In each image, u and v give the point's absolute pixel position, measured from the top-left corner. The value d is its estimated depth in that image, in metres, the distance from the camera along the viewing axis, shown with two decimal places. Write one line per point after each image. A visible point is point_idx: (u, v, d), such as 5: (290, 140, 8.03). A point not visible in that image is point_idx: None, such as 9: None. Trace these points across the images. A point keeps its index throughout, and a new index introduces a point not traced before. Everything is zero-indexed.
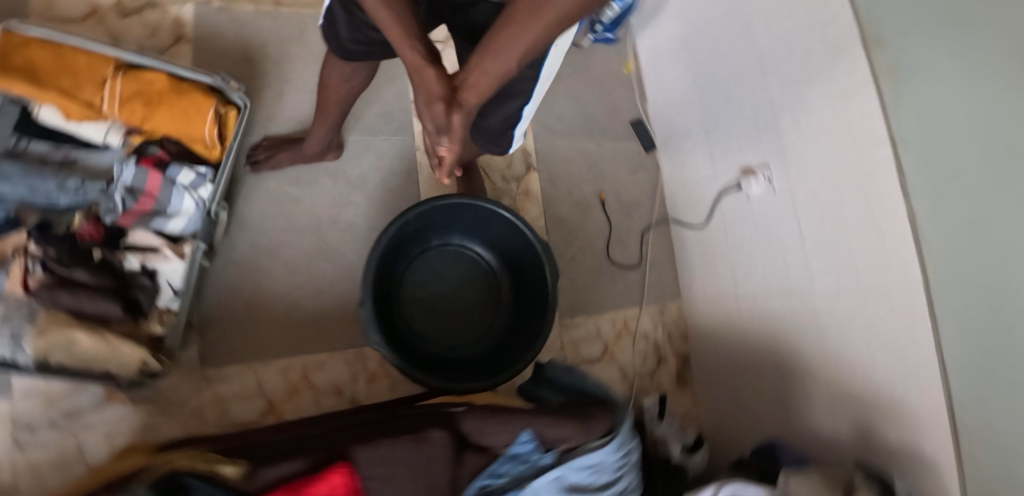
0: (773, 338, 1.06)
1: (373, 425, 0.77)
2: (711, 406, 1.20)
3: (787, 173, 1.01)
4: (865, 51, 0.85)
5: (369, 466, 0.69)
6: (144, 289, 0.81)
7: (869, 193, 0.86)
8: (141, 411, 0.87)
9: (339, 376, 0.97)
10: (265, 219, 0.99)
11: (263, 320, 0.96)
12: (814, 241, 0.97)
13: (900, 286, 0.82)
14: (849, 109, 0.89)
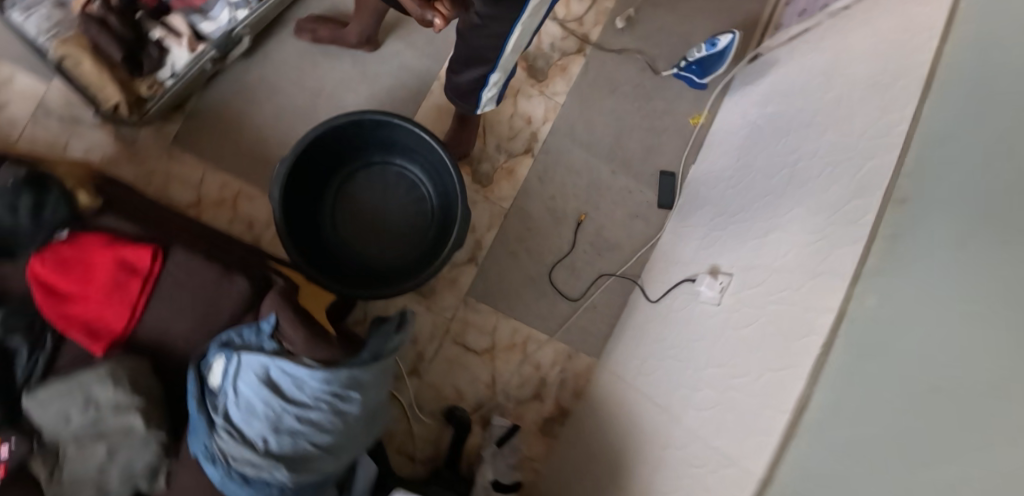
0: (630, 439, 0.96)
1: (216, 249, 0.87)
2: (554, 466, 1.13)
3: (740, 290, 0.88)
4: (882, 203, 0.71)
5: (174, 266, 0.78)
6: (150, 58, 0.93)
7: (783, 350, 0.73)
8: (108, 148, 1.02)
9: (256, 215, 1.06)
10: (282, 61, 1.07)
11: (228, 135, 1.05)
12: (713, 370, 0.84)
13: (750, 462, 0.69)
14: (822, 257, 0.75)
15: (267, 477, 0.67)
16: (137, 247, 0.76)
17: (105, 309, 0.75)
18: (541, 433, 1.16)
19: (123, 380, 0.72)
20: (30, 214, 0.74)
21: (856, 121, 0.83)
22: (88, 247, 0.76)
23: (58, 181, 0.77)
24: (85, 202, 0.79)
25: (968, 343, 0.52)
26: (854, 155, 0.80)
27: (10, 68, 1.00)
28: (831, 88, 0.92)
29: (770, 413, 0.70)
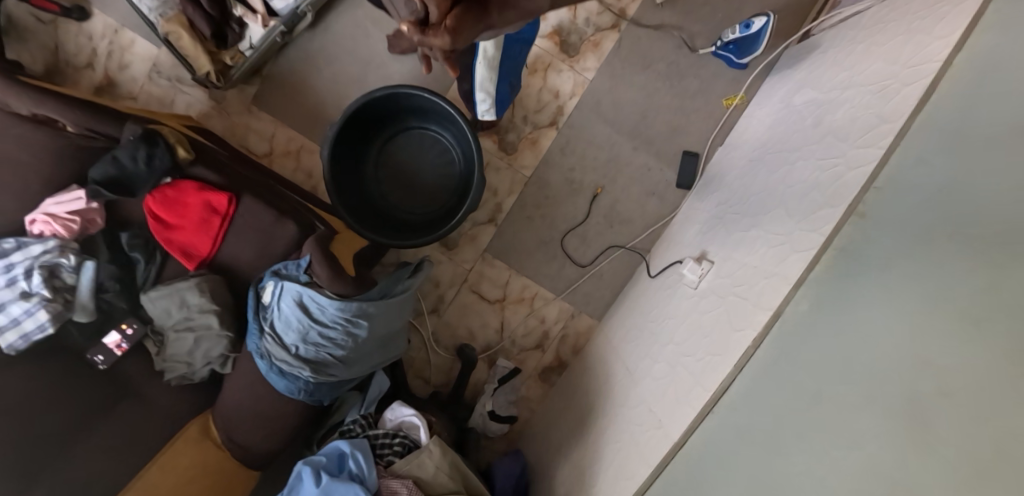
0: (602, 393, 1.09)
1: (277, 193, 1.08)
2: (545, 407, 1.29)
3: (712, 280, 0.94)
4: (843, 216, 0.74)
5: (243, 208, 1.01)
6: (234, 33, 1.13)
7: (725, 340, 0.81)
8: (204, 103, 1.26)
9: (315, 167, 1.27)
10: (342, 33, 1.24)
11: (296, 98, 1.26)
12: (673, 347, 0.93)
13: (671, 427, 0.81)
14: (782, 258, 0.81)
15: (297, 372, 0.89)
16: (217, 192, 0.99)
17: (196, 238, 1.00)
18: (539, 378, 1.32)
19: (206, 290, 0.98)
20: (145, 164, 0.97)
21: (856, 127, 0.83)
22: (184, 190, 1.00)
23: (163, 137, 0.99)
24: (183, 154, 1.01)
25: (858, 363, 0.60)
26: (841, 162, 0.81)
27: (132, 34, 1.25)
28: (849, 86, 0.90)
29: (699, 390, 0.80)
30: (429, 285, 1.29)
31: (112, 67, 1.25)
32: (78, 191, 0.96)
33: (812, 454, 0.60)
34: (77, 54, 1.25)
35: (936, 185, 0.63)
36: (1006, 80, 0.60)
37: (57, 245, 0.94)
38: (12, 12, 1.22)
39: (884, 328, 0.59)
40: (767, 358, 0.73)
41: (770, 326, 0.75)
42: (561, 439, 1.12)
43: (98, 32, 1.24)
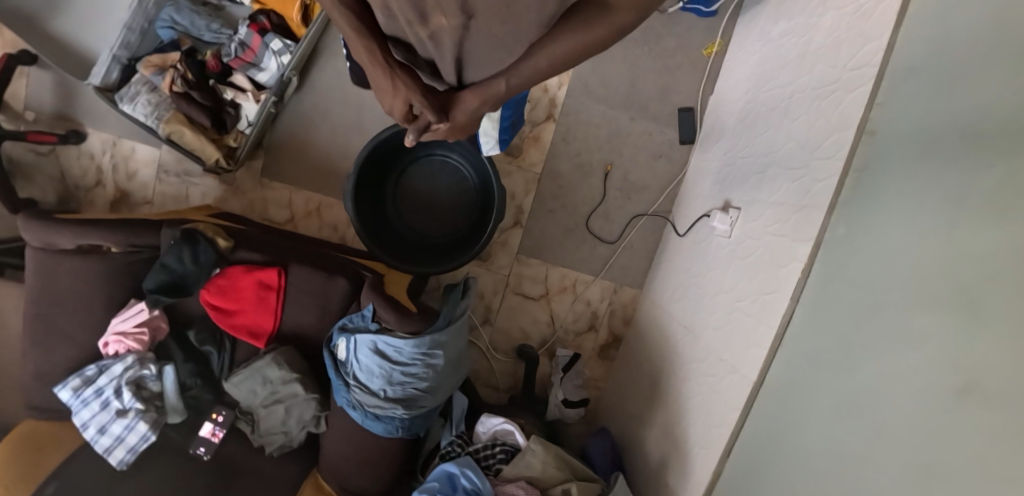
0: (666, 354, 1.15)
1: (319, 252, 1.12)
2: (612, 380, 1.36)
3: (743, 225, 0.99)
4: (855, 136, 0.79)
5: (293, 277, 1.05)
6: (231, 116, 1.18)
7: (773, 276, 0.87)
8: (217, 188, 1.30)
9: (338, 218, 1.32)
10: (328, 86, 1.27)
11: (302, 159, 1.30)
12: (724, 295, 0.99)
13: (747, 368, 0.87)
14: (807, 189, 0.85)
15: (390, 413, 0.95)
16: (266, 269, 1.04)
17: (259, 316, 1.06)
18: (599, 357, 1.38)
19: (283, 362, 1.04)
20: (192, 262, 1.01)
21: (843, 49, 0.86)
22: (235, 275, 1.04)
23: (201, 232, 1.03)
24: (223, 244, 1.06)
25: (902, 268, 0.65)
26: (838, 85, 0.85)
27: (130, 141, 1.27)
28: (825, 10, 0.93)
29: (764, 328, 0.86)
30: (476, 298, 1.34)
31: (120, 179, 1.28)
32: (139, 303, 1.01)
33: (885, 361, 0.64)
34: (84, 176, 1.28)
35: (932, 91, 0.68)
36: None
37: (136, 359, 0.99)
38: (11, 153, 1.25)
39: (914, 232, 0.65)
40: (819, 285, 0.78)
41: (815, 255, 0.80)
42: (640, 405, 1.19)
43: (98, 150, 1.27)
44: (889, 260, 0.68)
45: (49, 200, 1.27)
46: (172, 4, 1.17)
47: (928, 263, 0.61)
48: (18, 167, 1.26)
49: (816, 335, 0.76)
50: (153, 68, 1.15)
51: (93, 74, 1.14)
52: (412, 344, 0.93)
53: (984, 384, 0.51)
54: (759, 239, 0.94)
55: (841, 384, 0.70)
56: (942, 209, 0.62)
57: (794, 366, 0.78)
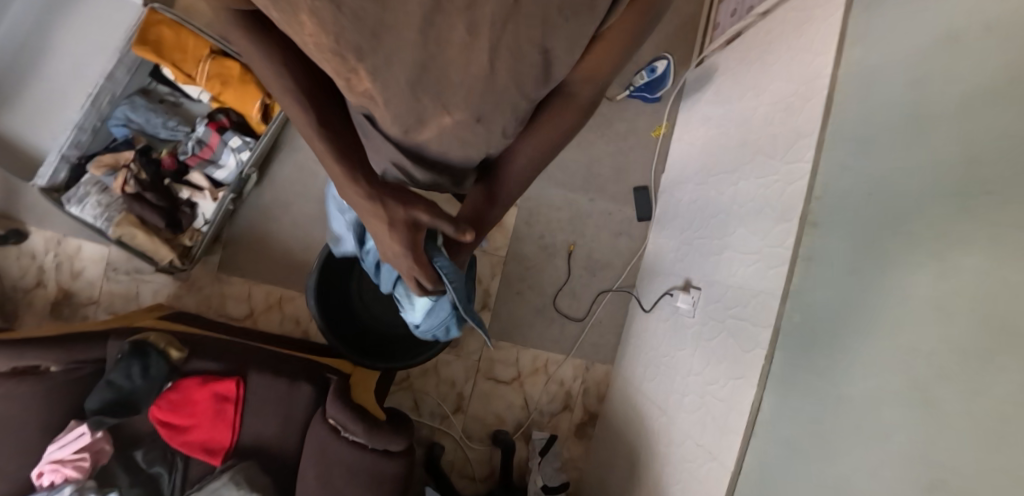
0: (643, 434, 1.14)
1: (277, 354, 1.07)
2: (592, 464, 1.32)
3: (702, 304, 1.04)
4: (799, 228, 0.84)
5: (252, 385, 1.00)
6: (186, 215, 1.18)
7: (738, 363, 0.90)
8: (170, 287, 1.27)
9: (301, 312, 1.28)
10: (291, 180, 1.27)
11: (262, 253, 1.27)
12: (695, 377, 1.00)
13: (722, 453, 0.88)
14: (761, 275, 0.90)
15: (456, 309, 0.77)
16: (223, 380, 0.98)
17: (212, 429, 0.99)
18: (577, 437, 1.35)
19: (241, 481, 0.94)
20: (141, 377, 0.95)
21: (778, 142, 0.94)
22: (189, 388, 0.97)
23: (153, 344, 0.98)
24: (176, 355, 1.00)
25: (877, 361, 0.66)
26: (778, 177, 0.92)
27: (76, 240, 1.27)
28: (759, 105, 1.03)
29: (737, 416, 0.87)
30: (447, 387, 1.31)
31: (64, 278, 1.26)
32: (81, 427, 0.94)
33: (857, 448, 0.66)
34: (24, 277, 1.26)
35: (869, 188, 0.74)
36: (889, 96, 0.74)
37: (73, 490, 0.89)
38: None
39: (895, 317, 0.65)
40: (799, 369, 0.78)
41: (776, 341, 0.83)
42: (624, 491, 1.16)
43: (41, 249, 1.26)
44: (857, 349, 0.70)
45: None
46: (128, 102, 1.19)
47: (940, 345, 0.58)
48: None
49: (791, 422, 0.77)
50: (104, 168, 1.15)
51: (38, 175, 1.14)
52: (393, 451, 0.93)
53: (955, 473, 0.54)
54: (721, 320, 0.97)
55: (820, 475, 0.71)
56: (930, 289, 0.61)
57: (777, 458, 0.78)
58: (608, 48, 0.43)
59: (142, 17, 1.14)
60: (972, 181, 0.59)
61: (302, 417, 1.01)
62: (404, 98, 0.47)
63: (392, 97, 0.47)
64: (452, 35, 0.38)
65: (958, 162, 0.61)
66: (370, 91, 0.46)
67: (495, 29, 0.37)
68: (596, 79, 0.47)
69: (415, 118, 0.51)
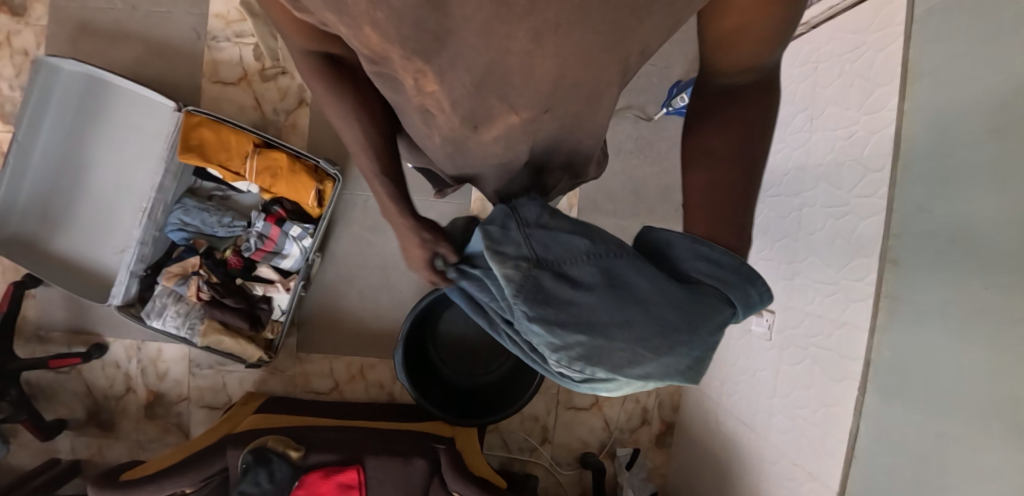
0: (726, 446, 1.23)
1: (382, 433, 1.13)
2: (675, 470, 1.41)
3: (779, 326, 1.11)
4: (880, 265, 0.88)
5: (370, 469, 1.05)
6: (265, 310, 1.22)
7: (830, 391, 0.96)
8: (256, 373, 1.32)
9: (384, 377, 1.33)
10: (351, 253, 1.30)
11: (337, 329, 1.31)
12: (782, 399, 1.08)
13: (826, 474, 0.95)
14: (843, 307, 0.95)
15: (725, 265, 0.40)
16: (345, 470, 1.02)
17: None
18: (657, 446, 1.44)
19: None
20: (270, 481, 0.97)
21: (844, 173, 0.97)
22: (314, 483, 1.01)
23: (272, 448, 1.01)
24: (294, 454, 1.03)
25: (980, 393, 0.69)
26: (849, 210, 0.95)
27: (155, 343, 1.30)
28: (815, 130, 1.05)
29: (834, 438, 0.94)
30: (531, 422, 1.39)
31: (150, 381, 1.31)
32: None
33: (974, 483, 0.69)
34: (112, 385, 1.31)
35: (949, 233, 0.76)
36: (959, 123, 0.75)
37: None
38: (39, 380, 1.31)
39: (995, 350, 0.68)
40: (899, 401, 0.82)
41: (867, 374, 0.89)
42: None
43: (123, 357, 1.30)
44: (951, 385, 0.74)
45: (78, 415, 1.32)
46: (180, 206, 1.20)
47: None
48: (40, 390, 1.31)
49: (897, 450, 0.81)
50: (175, 278, 1.16)
51: (113, 294, 1.15)
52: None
53: None
54: (803, 347, 1.04)
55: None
56: None
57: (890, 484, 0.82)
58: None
59: (181, 121, 1.13)
60: None
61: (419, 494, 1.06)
62: (471, 100, 0.44)
63: (459, 98, 0.44)
64: (513, 45, 0.36)
65: None
66: (439, 93, 0.44)
67: (560, 44, 0.36)
68: (753, 67, 0.43)
69: (481, 116, 0.47)
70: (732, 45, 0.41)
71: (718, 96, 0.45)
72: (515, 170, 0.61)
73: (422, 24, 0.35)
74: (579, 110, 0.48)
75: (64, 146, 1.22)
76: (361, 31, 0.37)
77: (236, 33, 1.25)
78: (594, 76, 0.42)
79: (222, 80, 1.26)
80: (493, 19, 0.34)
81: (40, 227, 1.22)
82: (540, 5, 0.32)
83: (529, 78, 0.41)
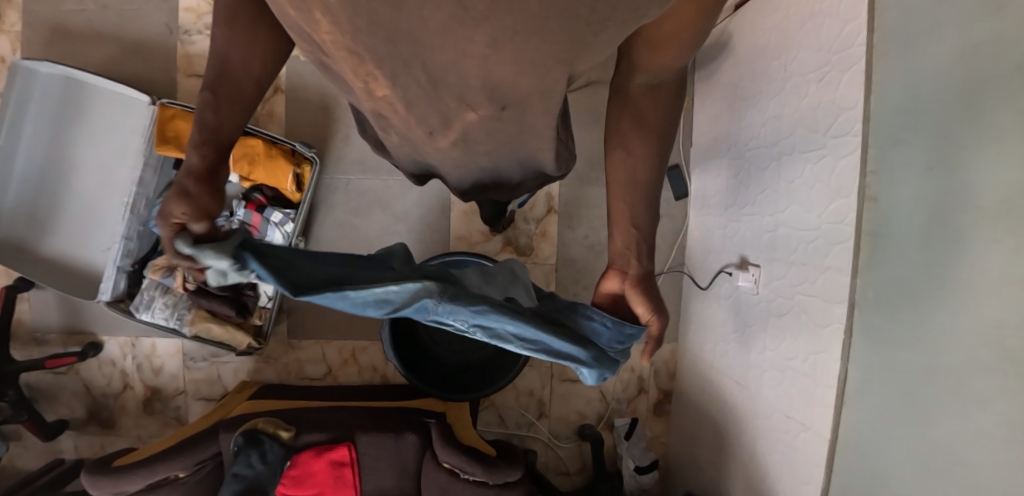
0: (720, 404, 1.23)
1: (372, 411, 1.13)
2: (673, 436, 1.42)
3: (765, 279, 1.10)
4: (858, 204, 0.86)
5: (363, 445, 1.05)
6: (251, 296, 1.22)
7: (817, 338, 0.95)
8: (249, 363, 1.33)
9: (376, 359, 1.33)
10: (336, 240, 1.31)
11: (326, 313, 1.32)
12: (772, 353, 1.07)
13: (816, 427, 0.94)
14: (826, 253, 0.93)
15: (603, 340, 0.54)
16: (336, 447, 1.03)
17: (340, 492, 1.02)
18: (655, 415, 1.43)
19: None
20: (262, 461, 0.96)
21: (818, 118, 0.96)
22: (307, 462, 1.02)
23: (262, 429, 1.01)
24: (286, 434, 1.03)
25: (955, 330, 0.68)
26: (825, 153, 0.94)
27: (149, 339, 1.32)
28: (789, 75, 1.04)
29: (822, 388, 0.93)
30: (527, 396, 1.38)
31: (147, 376, 1.33)
32: None
33: (952, 417, 0.68)
34: (109, 383, 1.33)
35: (926, 163, 0.73)
36: (926, 67, 0.74)
37: None
38: (38, 382, 1.32)
39: (969, 286, 0.67)
40: (879, 344, 0.81)
41: (851, 316, 0.87)
42: (713, 461, 1.24)
43: (118, 354, 1.32)
44: (930, 322, 0.72)
45: (78, 415, 1.34)
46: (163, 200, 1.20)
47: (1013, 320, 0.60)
48: (40, 392, 1.32)
49: (878, 392, 0.80)
50: (161, 270, 1.17)
51: (102, 290, 1.16)
52: (511, 481, 1.01)
53: None
54: (790, 297, 1.03)
55: (916, 441, 0.74)
56: (999, 257, 0.62)
57: (873, 430, 0.81)
58: (672, 23, 0.42)
59: (156, 115, 1.14)
60: (1016, 145, 0.60)
61: (411, 466, 1.06)
62: (425, 103, 0.43)
63: (414, 98, 0.43)
64: (471, 47, 0.34)
65: (1014, 136, 0.60)
66: (390, 98, 0.43)
67: (517, 50, 0.35)
68: (667, 70, 0.49)
69: (439, 120, 0.46)
70: (662, 48, 0.45)
71: (637, 94, 0.52)
72: (471, 173, 0.62)
73: (375, 18, 0.33)
74: (546, 111, 0.46)
75: (46, 148, 1.23)
76: (312, 16, 0.35)
77: (207, 26, 1.26)
78: (545, 89, 0.41)
79: (198, 73, 1.27)
80: (451, 20, 0.32)
81: (30, 229, 1.24)
82: (498, 10, 0.30)
83: (487, 83, 0.39)
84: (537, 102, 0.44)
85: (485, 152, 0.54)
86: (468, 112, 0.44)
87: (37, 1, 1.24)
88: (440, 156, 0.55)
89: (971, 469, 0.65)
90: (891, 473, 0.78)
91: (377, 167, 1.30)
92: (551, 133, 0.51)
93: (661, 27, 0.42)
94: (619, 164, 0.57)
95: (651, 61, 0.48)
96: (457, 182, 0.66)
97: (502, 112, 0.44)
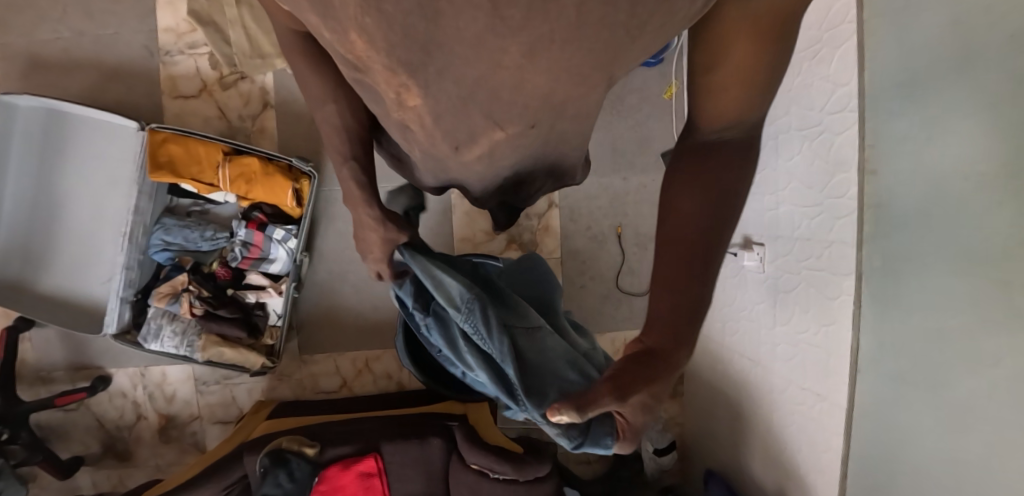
0: (732, 380, 1.26)
1: (394, 419, 1.13)
2: (689, 416, 1.45)
3: (769, 257, 1.13)
4: (860, 177, 0.88)
5: (389, 454, 1.06)
6: (261, 317, 1.23)
7: (827, 311, 0.97)
8: (263, 382, 1.32)
9: (391, 367, 1.33)
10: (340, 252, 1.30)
11: (336, 326, 1.31)
12: (782, 327, 1.10)
13: (832, 396, 0.97)
14: (830, 227, 0.96)
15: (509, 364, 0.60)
16: (363, 458, 1.04)
17: None
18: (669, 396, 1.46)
19: None
20: (290, 480, 0.97)
21: (815, 95, 0.97)
22: (334, 476, 1.02)
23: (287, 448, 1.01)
24: (310, 451, 1.03)
25: (964, 295, 0.70)
26: (823, 128, 0.96)
27: (159, 367, 1.30)
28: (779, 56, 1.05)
29: (837, 359, 0.95)
30: None
31: (159, 405, 1.31)
32: None
33: (966, 380, 0.70)
34: (122, 415, 1.31)
35: (924, 132, 0.75)
36: (921, 40, 0.75)
37: None
38: (50, 421, 1.30)
39: (974, 251, 0.68)
40: (887, 310, 0.84)
41: (860, 286, 0.89)
42: (730, 437, 1.27)
43: (129, 386, 1.30)
44: (937, 288, 0.75)
45: (94, 450, 1.32)
46: (161, 226, 1.19)
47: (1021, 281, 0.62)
48: (52, 431, 1.30)
49: (891, 357, 0.83)
50: (166, 298, 1.17)
51: (107, 323, 1.14)
52: (541, 476, 1.02)
53: None
54: (797, 273, 1.05)
55: (934, 404, 0.76)
56: (1001, 222, 0.64)
57: (890, 395, 0.83)
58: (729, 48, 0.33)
59: (146, 140, 1.12)
60: (1011, 112, 0.62)
61: (438, 470, 1.07)
62: (457, 115, 0.39)
63: (442, 111, 0.39)
64: (505, 58, 0.31)
65: (1010, 104, 0.62)
66: (421, 108, 0.39)
67: (554, 59, 0.32)
68: (739, 116, 0.37)
69: (466, 137, 0.43)
70: (720, 86, 0.36)
71: (697, 149, 0.40)
72: (491, 182, 0.58)
73: (411, 30, 0.29)
74: (572, 115, 0.43)
75: (35, 184, 1.20)
76: (347, 37, 0.31)
77: (189, 45, 1.23)
78: (579, 96, 0.38)
79: (183, 94, 1.24)
80: (485, 31, 0.28)
81: (25, 267, 1.21)
82: (535, 19, 0.27)
83: (518, 97, 0.37)
84: (569, 112, 0.41)
85: (504, 161, 0.50)
86: (498, 130, 0.42)
87: (10, 33, 1.20)
88: (458, 166, 0.51)
89: (988, 429, 0.67)
90: (912, 436, 0.80)
91: (375, 176, 1.29)
92: (579, 135, 0.49)
93: (716, 53, 0.34)
94: (663, 225, 0.42)
95: (715, 102, 0.37)
96: (477, 190, 0.62)
97: (532, 128, 0.43)
